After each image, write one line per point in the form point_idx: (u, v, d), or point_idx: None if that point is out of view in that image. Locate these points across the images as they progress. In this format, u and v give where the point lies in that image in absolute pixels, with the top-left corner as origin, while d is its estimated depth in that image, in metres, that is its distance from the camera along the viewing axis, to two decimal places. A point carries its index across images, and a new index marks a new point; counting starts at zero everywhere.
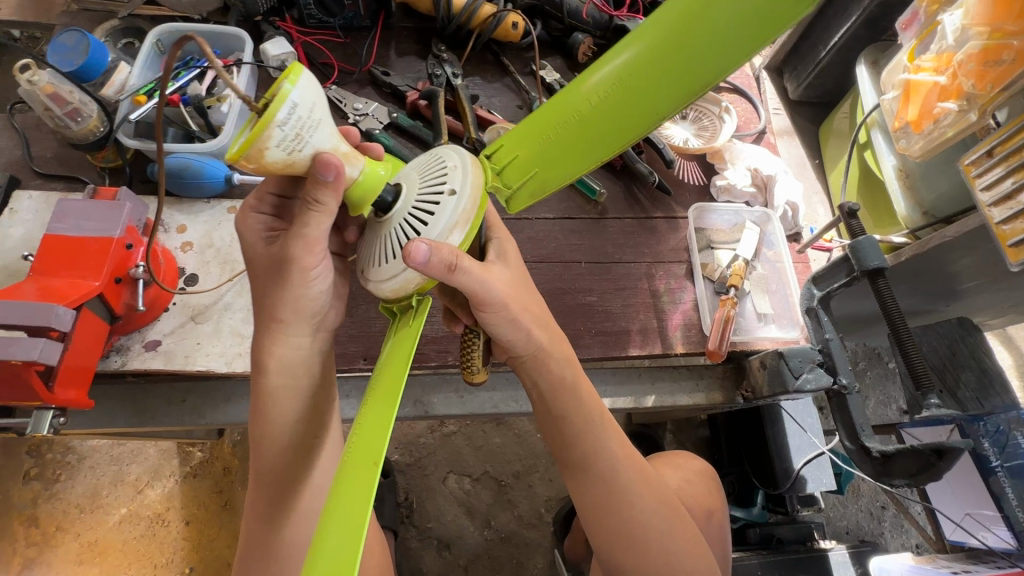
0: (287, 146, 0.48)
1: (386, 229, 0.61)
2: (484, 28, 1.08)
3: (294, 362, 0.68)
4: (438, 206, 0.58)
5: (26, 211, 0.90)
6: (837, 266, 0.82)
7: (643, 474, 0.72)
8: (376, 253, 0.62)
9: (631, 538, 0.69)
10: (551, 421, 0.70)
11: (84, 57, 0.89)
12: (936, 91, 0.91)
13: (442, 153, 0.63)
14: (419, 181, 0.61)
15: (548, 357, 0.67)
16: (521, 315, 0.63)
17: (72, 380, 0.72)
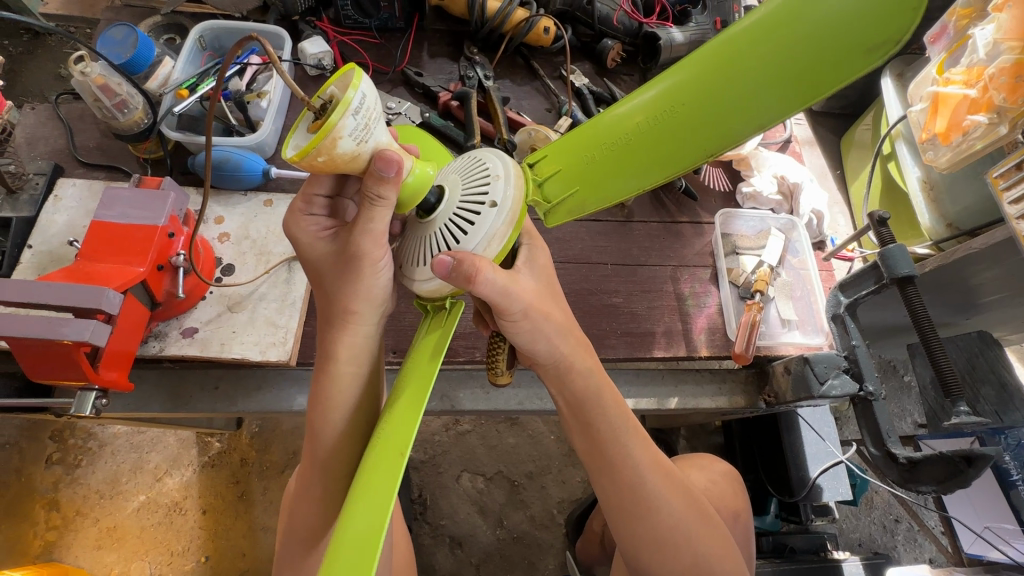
0: (357, 137, 0.50)
1: (427, 229, 0.63)
2: (516, 32, 1.10)
3: (360, 350, 0.68)
4: (479, 215, 0.61)
5: (70, 199, 0.92)
6: (865, 273, 0.82)
7: (665, 474, 0.72)
8: (417, 254, 0.64)
9: (659, 539, 0.70)
10: (576, 424, 0.71)
11: (132, 51, 0.91)
12: (965, 104, 0.92)
13: (485, 155, 0.65)
14: (461, 184, 0.63)
15: (570, 367, 0.67)
16: (543, 324, 0.64)
17: (115, 362, 0.74)
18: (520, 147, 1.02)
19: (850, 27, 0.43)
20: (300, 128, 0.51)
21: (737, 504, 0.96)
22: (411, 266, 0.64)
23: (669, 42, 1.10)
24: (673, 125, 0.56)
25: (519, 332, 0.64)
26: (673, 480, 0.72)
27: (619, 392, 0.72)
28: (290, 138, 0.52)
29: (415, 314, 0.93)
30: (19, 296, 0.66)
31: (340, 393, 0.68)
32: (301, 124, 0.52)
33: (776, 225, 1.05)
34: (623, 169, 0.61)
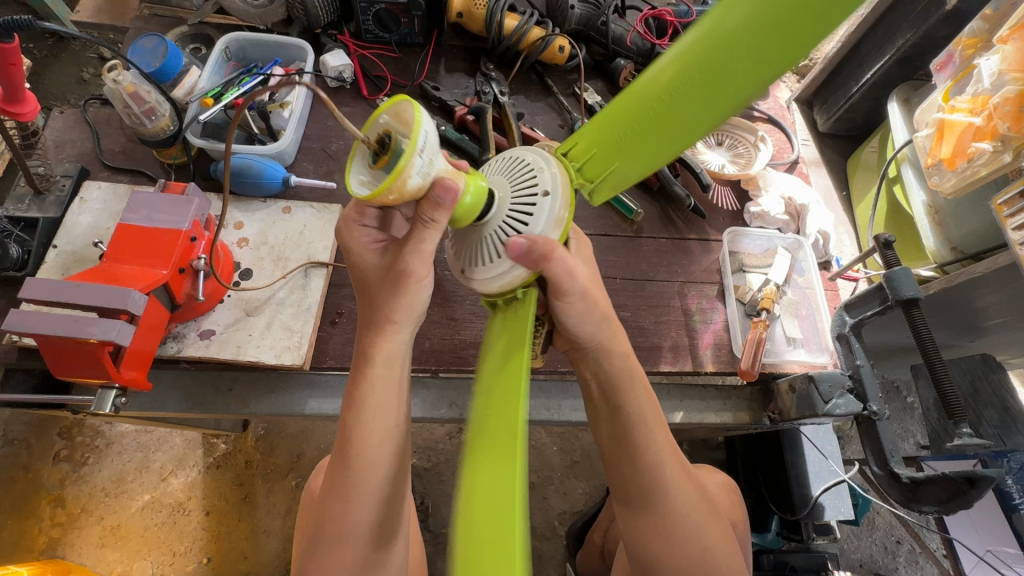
0: (423, 171, 0.53)
1: (481, 232, 0.66)
2: (532, 50, 1.13)
3: (395, 354, 0.69)
4: (534, 207, 0.64)
5: (95, 201, 0.95)
6: (869, 295, 0.84)
7: (682, 472, 0.73)
8: (477, 257, 0.67)
9: (668, 532, 0.72)
10: (606, 407, 0.75)
11: (161, 61, 0.94)
12: (971, 131, 0.94)
13: (520, 153, 0.69)
14: (509, 186, 0.66)
15: (611, 350, 0.73)
16: (594, 306, 0.70)
17: (136, 362, 0.75)
18: None
19: None
20: (358, 158, 0.56)
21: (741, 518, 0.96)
22: (474, 269, 0.67)
23: None
24: (688, 94, 0.56)
25: (572, 310, 0.69)
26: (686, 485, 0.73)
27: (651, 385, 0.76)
28: (351, 172, 0.55)
29: (427, 321, 0.94)
30: (48, 295, 0.69)
31: (376, 394, 0.68)
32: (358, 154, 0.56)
33: (782, 245, 1.06)
34: (648, 146, 0.62)
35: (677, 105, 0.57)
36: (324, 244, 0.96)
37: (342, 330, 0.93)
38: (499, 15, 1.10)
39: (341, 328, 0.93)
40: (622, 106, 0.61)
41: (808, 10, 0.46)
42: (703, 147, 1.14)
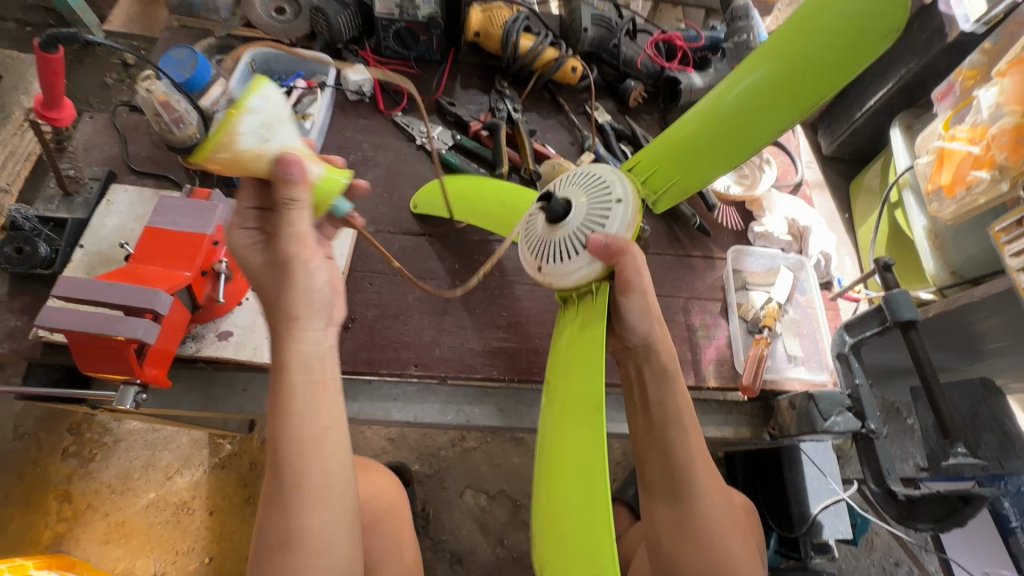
0: (257, 133, 0.63)
1: (563, 233, 0.80)
2: (545, 70, 1.17)
3: (313, 359, 0.66)
4: (610, 212, 0.79)
5: (121, 203, 0.98)
6: (869, 315, 0.86)
7: (713, 479, 0.78)
8: (555, 253, 0.81)
9: (693, 534, 0.74)
10: (646, 409, 0.82)
11: (191, 71, 0.99)
12: (969, 160, 0.97)
13: (597, 171, 0.84)
14: (587, 196, 0.81)
15: (658, 347, 0.83)
16: (652, 305, 0.82)
17: (157, 360, 0.78)
18: (543, 177, 1.08)
19: (839, 48, 0.70)
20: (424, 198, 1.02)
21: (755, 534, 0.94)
22: (553, 263, 0.81)
23: (689, 86, 1.16)
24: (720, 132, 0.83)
25: (634, 308, 0.81)
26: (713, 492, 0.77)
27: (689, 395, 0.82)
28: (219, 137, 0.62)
29: (438, 329, 0.97)
30: (79, 292, 0.72)
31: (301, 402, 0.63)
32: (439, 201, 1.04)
33: (785, 264, 1.07)
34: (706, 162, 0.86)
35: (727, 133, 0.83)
36: (339, 251, 0.99)
37: (355, 334, 0.95)
38: (515, 35, 1.13)
39: (353, 333, 0.95)
40: (676, 135, 0.87)
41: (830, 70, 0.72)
42: None
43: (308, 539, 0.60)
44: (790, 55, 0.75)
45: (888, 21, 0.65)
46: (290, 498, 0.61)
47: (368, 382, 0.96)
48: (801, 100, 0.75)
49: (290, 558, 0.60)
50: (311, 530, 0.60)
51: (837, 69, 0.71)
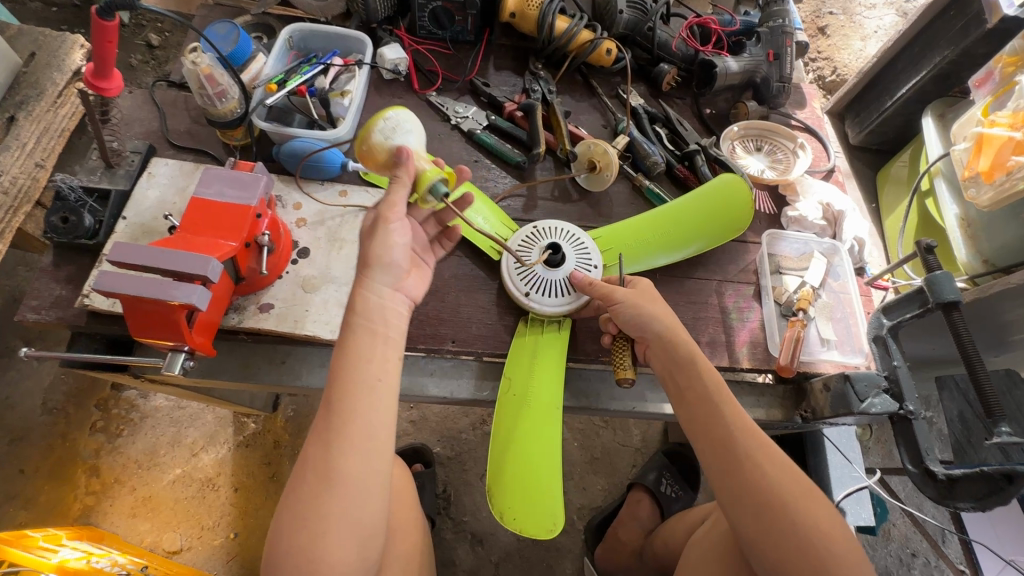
0: (385, 132, 0.80)
1: (553, 277, 0.95)
2: (580, 52, 1.17)
3: (374, 308, 0.72)
4: (590, 267, 0.97)
5: (162, 176, 0.99)
6: (909, 298, 0.86)
7: (761, 442, 0.75)
8: (542, 288, 0.95)
9: (758, 505, 0.71)
10: (676, 382, 0.82)
11: (232, 46, 0.99)
12: (1010, 146, 0.96)
13: (572, 228, 1.01)
14: (574, 250, 0.98)
15: (676, 335, 0.84)
16: (651, 310, 0.86)
17: (204, 328, 0.79)
18: (579, 159, 1.09)
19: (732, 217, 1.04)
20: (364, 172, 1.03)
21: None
22: (541, 295, 0.94)
23: (725, 70, 1.16)
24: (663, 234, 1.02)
25: (626, 303, 0.87)
26: (773, 455, 0.74)
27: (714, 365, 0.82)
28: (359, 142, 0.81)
29: (474, 306, 0.97)
30: (132, 258, 0.72)
31: (358, 342, 0.70)
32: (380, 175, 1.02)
33: (819, 249, 1.08)
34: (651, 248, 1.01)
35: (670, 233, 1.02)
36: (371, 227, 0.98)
37: None
38: (551, 16, 1.13)
39: None
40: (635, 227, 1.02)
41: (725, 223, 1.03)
42: (743, 152, 1.17)
43: (343, 475, 0.64)
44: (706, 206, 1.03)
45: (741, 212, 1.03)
46: (334, 433, 0.65)
47: (405, 356, 0.97)
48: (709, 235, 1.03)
49: (330, 489, 0.63)
50: (347, 465, 0.64)
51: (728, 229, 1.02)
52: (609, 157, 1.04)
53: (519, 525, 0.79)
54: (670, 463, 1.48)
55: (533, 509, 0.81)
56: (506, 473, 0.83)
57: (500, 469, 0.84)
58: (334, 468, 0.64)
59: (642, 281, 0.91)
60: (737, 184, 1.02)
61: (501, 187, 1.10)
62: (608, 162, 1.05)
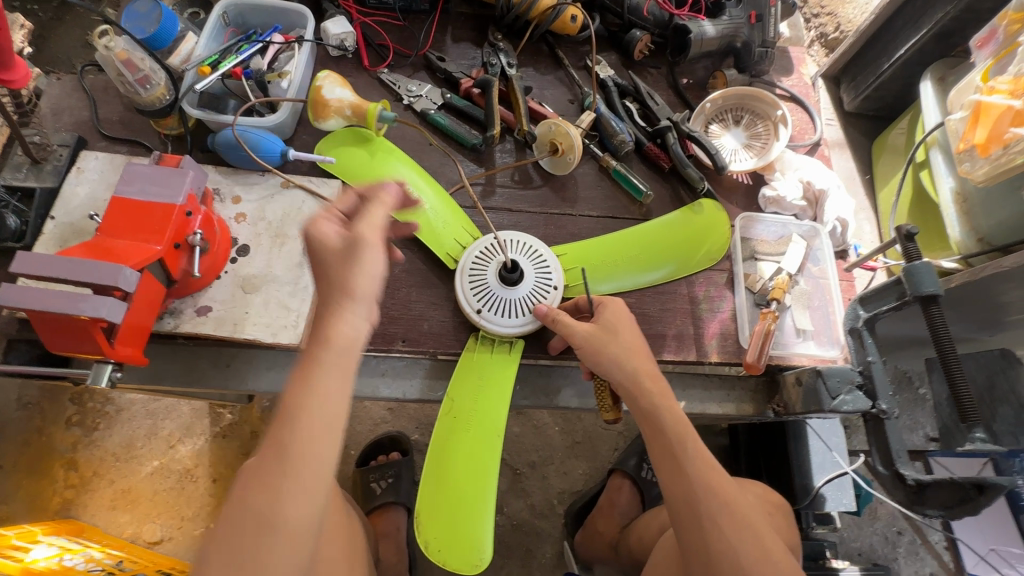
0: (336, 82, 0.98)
1: (511, 297, 0.89)
2: (543, 20, 1.07)
3: (348, 341, 0.61)
4: (550, 291, 0.90)
5: (92, 171, 0.93)
6: (886, 289, 0.80)
7: (722, 500, 0.72)
8: (498, 307, 0.89)
9: (710, 565, 0.69)
10: (652, 443, 0.77)
11: (155, 26, 0.91)
12: (1009, 115, 0.87)
13: (535, 244, 0.93)
14: (533, 267, 0.91)
15: (640, 383, 0.78)
16: (613, 351, 0.80)
17: (131, 338, 0.75)
18: (539, 140, 1.00)
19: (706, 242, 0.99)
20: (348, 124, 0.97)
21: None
22: (493, 315, 0.88)
23: (700, 36, 1.06)
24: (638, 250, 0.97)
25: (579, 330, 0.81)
26: (732, 512, 0.71)
27: (683, 408, 0.78)
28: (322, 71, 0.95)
29: (425, 302, 0.92)
30: (42, 269, 0.67)
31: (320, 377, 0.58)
32: (390, 116, 0.96)
33: (798, 232, 1.01)
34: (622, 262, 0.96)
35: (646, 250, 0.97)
36: None
37: None
38: None
39: None
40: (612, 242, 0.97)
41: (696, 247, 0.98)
42: (718, 129, 1.09)
43: (282, 529, 0.52)
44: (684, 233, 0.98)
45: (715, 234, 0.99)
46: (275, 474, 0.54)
47: (355, 356, 0.93)
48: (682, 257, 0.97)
49: (264, 539, 0.52)
50: (279, 513, 0.53)
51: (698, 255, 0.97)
52: (571, 139, 0.97)
53: (441, 557, 0.79)
54: (650, 448, 1.46)
55: (457, 542, 0.80)
56: (445, 487, 0.83)
57: (439, 481, 0.83)
58: (264, 507, 0.53)
59: (606, 311, 0.84)
60: (720, 222, 0.99)
61: (458, 172, 1.03)
62: (570, 144, 0.98)
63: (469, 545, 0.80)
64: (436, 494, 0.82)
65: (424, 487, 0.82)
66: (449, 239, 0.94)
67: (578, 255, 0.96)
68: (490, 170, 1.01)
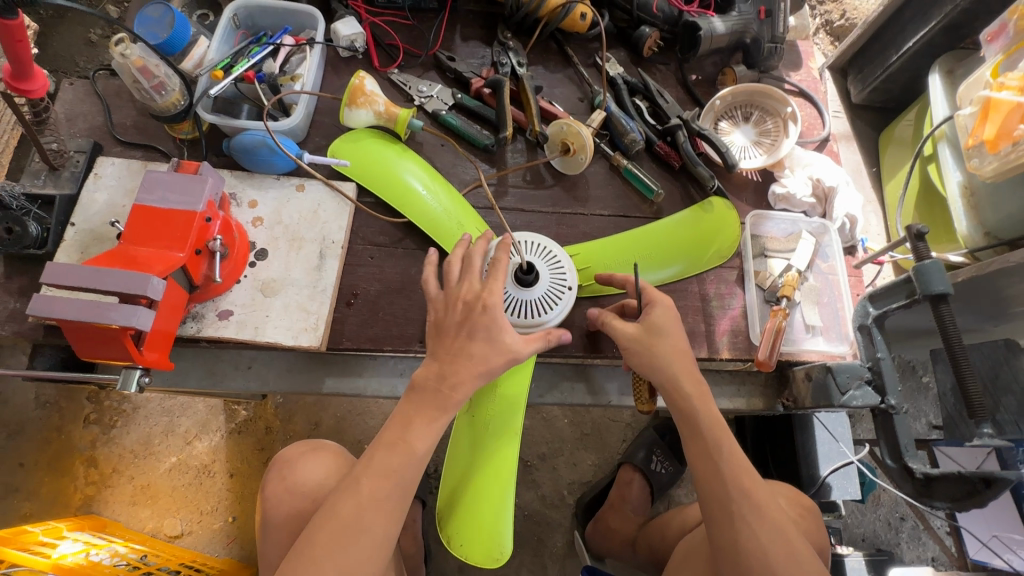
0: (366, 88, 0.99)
1: (530, 295, 0.88)
2: (552, 18, 1.07)
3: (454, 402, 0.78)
4: (564, 292, 0.90)
5: (110, 177, 0.94)
6: (896, 287, 0.81)
7: (754, 502, 0.74)
8: (519, 306, 0.88)
9: (739, 563, 0.72)
10: (691, 438, 0.80)
11: (169, 31, 0.91)
12: (1019, 113, 0.88)
13: (547, 242, 0.92)
14: (548, 267, 0.90)
15: (679, 384, 0.80)
16: (656, 350, 0.82)
17: (157, 344, 0.77)
18: (551, 140, 1.01)
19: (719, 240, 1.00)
20: (376, 120, 0.98)
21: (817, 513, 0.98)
22: (521, 320, 0.87)
23: (710, 32, 1.06)
24: (651, 248, 0.98)
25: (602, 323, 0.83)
26: (764, 514, 0.73)
27: (720, 411, 0.81)
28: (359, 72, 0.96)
29: None
30: (72, 280, 0.68)
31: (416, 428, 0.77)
32: (419, 126, 0.98)
33: (807, 229, 1.02)
34: (636, 259, 0.97)
35: (656, 248, 0.98)
36: (336, 224, 0.95)
37: (358, 311, 0.92)
38: None
39: (357, 309, 0.92)
40: (628, 240, 0.98)
41: (710, 245, 0.99)
42: (728, 126, 1.09)
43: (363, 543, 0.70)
44: (698, 231, 0.99)
45: (728, 231, 1.00)
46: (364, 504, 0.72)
47: (373, 357, 0.95)
48: (695, 254, 0.98)
49: (348, 543, 0.70)
50: (371, 529, 0.71)
51: (711, 253, 0.99)
52: (583, 139, 0.97)
53: (465, 553, 0.82)
54: (659, 439, 1.48)
55: (480, 539, 0.82)
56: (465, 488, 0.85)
57: (458, 480, 0.86)
58: (363, 520, 0.71)
59: (655, 312, 0.83)
60: (730, 218, 1.00)
61: (470, 173, 1.04)
62: (582, 144, 0.98)
63: (486, 546, 0.82)
64: (456, 496, 0.85)
65: (447, 487, 0.86)
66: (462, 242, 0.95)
67: (589, 255, 0.97)
68: (502, 170, 1.02)
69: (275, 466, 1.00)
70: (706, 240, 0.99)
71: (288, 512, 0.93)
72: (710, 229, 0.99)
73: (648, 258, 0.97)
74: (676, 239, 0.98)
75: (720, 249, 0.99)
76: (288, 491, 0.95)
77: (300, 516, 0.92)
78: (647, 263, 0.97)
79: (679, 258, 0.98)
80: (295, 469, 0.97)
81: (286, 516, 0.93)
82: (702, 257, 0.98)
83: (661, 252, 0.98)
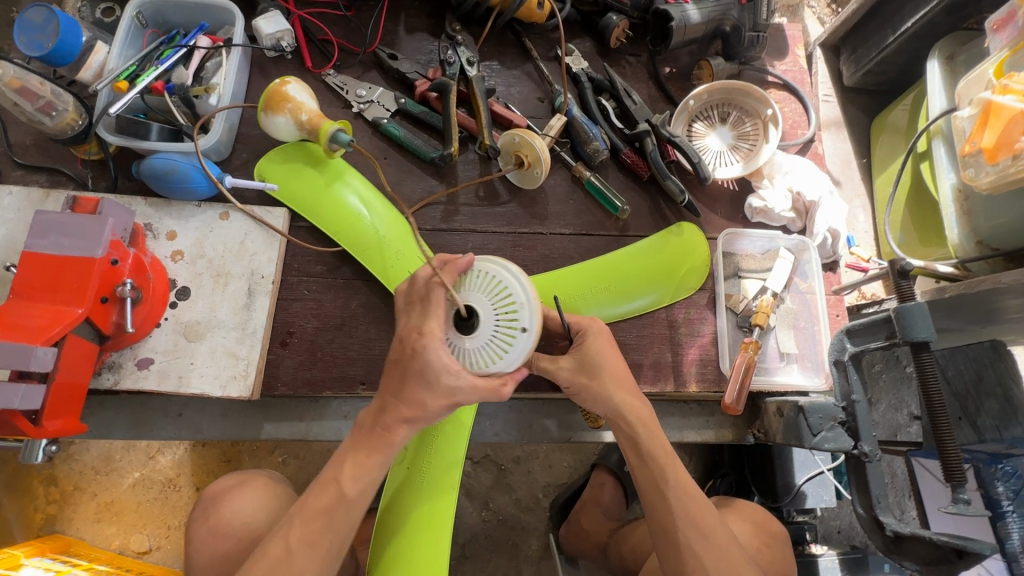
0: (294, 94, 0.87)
1: (472, 343, 0.69)
2: (506, 7, 0.94)
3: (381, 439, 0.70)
4: (514, 339, 0.69)
5: (7, 209, 0.83)
6: (877, 324, 0.74)
7: (703, 533, 0.70)
8: (464, 355, 0.69)
9: None
10: (638, 469, 0.74)
11: (54, 40, 0.78)
12: (1021, 121, 0.79)
13: (497, 269, 0.70)
14: (493, 306, 0.69)
15: (622, 419, 0.75)
16: (611, 392, 0.75)
17: (59, 410, 0.69)
18: (503, 152, 0.91)
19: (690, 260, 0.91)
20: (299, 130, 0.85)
21: (775, 531, 0.90)
22: (477, 371, 0.69)
23: (683, 23, 0.94)
24: (615, 274, 0.90)
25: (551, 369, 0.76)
26: (712, 543, 0.69)
27: (668, 439, 0.75)
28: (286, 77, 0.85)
29: (388, 342, 0.87)
30: None
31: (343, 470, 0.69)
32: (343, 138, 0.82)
33: (786, 246, 0.93)
34: (597, 289, 0.89)
35: (618, 273, 0.90)
36: (266, 257, 0.86)
37: (294, 352, 0.85)
38: None
39: (293, 350, 0.85)
40: (590, 268, 0.90)
41: (681, 265, 0.91)
42: (703, 129, 0.99)
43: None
44: (670, 254, 0.91)
45: (699, 252, 0.92)
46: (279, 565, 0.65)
47: (316, 398, 0.88)
48: (666, 276, 0.90)
49: None
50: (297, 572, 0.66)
51: (681, 276, 0.91)
52: (536, 151, 0.86)
53: None
54: None
55: None
56: (396, 550, 0.79)
57: (389, 535, 0.80)
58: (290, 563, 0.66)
59: (588, 340, 0.77)
60: (699, 243, 0.92)
61: (418, 190, 0.94)
62: (536, 157, 0.87)
63: None
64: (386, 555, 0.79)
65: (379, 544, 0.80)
66: (401, 272, 0.86)
67: (549, 283, 0.89)
68: (451, 188, 0.92)
69: (201, 504, 0.88)
70: (678, 259, 0.91)
71: (214, 557, 0.82)
72: (681, 249, 0.91)
73: (610, 287, 0.89)
74: (644, 262, 0.90)
75: (692, 270, 0.91)
76: (213, 532, 0.83)
77: (230, 556, 0.81)
78: (609, 291, 0.89)
79: (649, 284, 0.90)
80: (221, 508, 0.85)
81: (211, 560, 0.81)
82: (673, 280, 0.90)
83: (624, 280, 0.89)
